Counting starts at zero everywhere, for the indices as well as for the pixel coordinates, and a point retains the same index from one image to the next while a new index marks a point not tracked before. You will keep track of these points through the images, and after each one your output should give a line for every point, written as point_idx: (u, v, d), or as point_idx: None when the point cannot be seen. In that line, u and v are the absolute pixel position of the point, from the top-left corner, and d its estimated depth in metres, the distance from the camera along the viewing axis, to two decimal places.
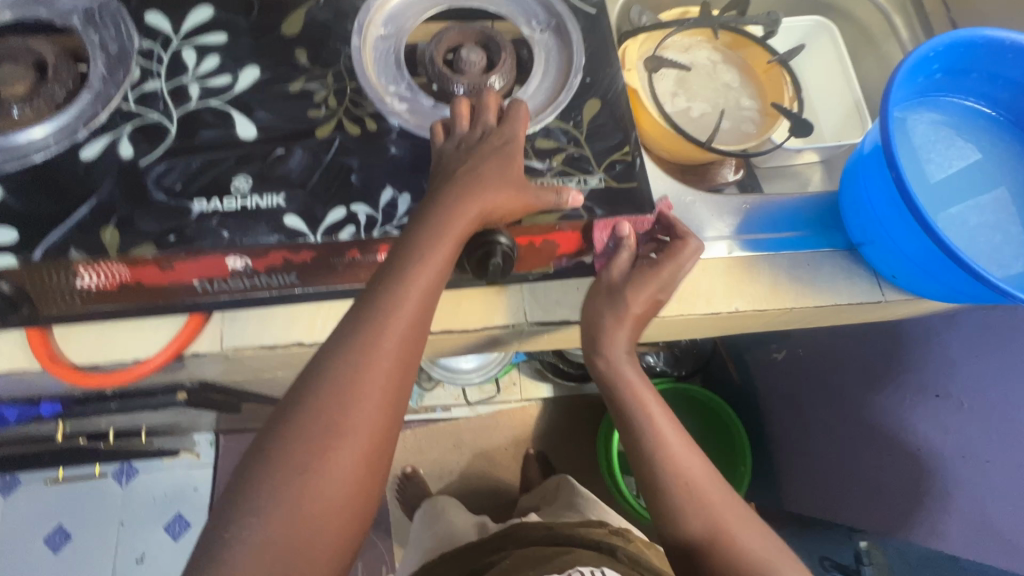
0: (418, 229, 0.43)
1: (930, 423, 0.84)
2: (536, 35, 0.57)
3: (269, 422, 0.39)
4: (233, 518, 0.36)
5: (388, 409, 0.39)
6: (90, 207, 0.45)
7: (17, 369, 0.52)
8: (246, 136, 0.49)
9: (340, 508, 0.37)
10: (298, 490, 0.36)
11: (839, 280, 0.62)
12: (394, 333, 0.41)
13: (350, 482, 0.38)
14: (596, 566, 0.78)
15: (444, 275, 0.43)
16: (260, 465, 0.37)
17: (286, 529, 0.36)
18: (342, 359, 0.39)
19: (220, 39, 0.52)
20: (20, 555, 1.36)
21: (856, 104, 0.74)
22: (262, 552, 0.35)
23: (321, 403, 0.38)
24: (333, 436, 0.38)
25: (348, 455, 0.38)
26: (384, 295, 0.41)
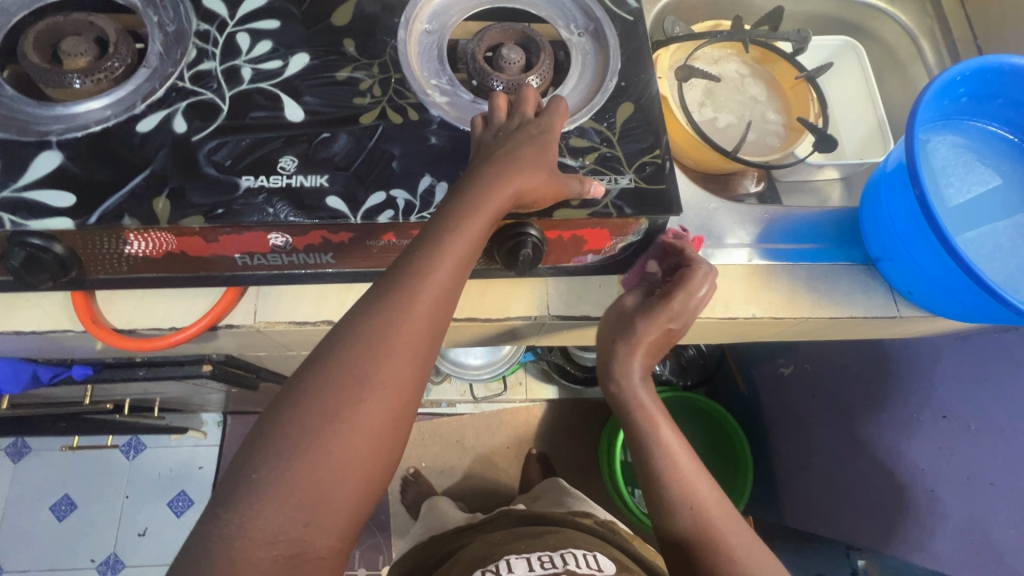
0: (454, 204, 0.44)
1: (937, 443, 0.85)
2: (574, 38, 0.59)
3: (300, 370, 0.40)
4: (260, 459, 0.36)
5: (416, 374, 0.40)
6: (145, 177, 0.47)
7: (61, 330, 0.55)
8: (293, 119, 0.51)
9: (358, 463, 0.37)
10: (325, 438, 0.37)
11: (856, 294, 0.63)
12: (427, 298, 0.41)
13: (373, 437, 0.38)
14: (588, 550, 0.85)
15: (476, 250, 0.44)
16: (288, 408, 0.38)
17: (308, 475, 0.36)
18: (375, 316, 0.40)
19: (272, 26, 0.55)
20: (25, 520, 1.39)
21: (879, 122, 0.75)
22: (285, 494, 0.36)
23: (354, 358, 0.39)
24: (362, 389, 0.38)
25: (375, 411, 0.38)
26: (419, 259, 0.42)
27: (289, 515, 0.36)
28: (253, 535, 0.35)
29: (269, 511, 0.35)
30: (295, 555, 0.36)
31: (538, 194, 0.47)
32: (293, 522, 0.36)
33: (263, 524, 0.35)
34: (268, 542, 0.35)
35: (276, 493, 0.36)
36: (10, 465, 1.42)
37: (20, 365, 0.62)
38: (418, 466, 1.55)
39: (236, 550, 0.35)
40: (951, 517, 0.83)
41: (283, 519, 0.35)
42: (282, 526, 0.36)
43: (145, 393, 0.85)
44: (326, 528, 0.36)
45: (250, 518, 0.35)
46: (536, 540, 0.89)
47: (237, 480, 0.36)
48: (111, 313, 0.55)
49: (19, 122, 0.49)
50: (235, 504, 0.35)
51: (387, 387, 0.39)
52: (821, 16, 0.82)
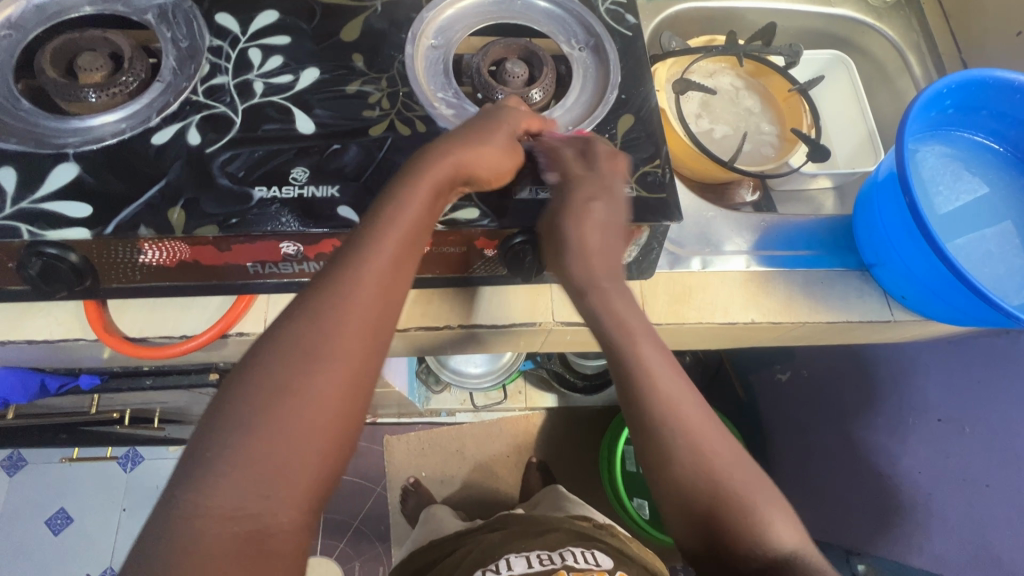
0: (401, 181, 0.46)
1: (933, 445, 0.87)
2: (575, 52, 0.61)
3: (253, 350, 0.41)
4: (213, 437, 0.37)
5: (368, 343, 0.41)
6: (160, 188, 0.48)
7: (72, 339, 0.55)
8: (304, 131, 0.52)
9: (314, 433, 0.38)
10: (277, 411, 0.38)
11: (852, 298, 0.65)
12: (376, 272, 0.42)
13: (327, 407, 0.39)
14: (585, 548, 0.89)
15: (423, 222, 0.45)
16: (242, 385, 0.39)
17: (265, 448, 0.37)
18: (323, 290, 0.41)
19: (283, 41, 0.56)
20: (19, 535, 1.37)
21: (868, 133, 0.78)
22: (243, 468, 0.36)
23: (302, 333, 0.40)
24: (312, 361, 0.39)
25: (327, 383, 0.39)
26: (367, 237, 0.43)
27: (247, 489, 0.36)
28: (214, 511, 0.35)
29: (227, 486, 0.36)
30: (256, 532, 0.36)
31: (490, 170, 0.49)
32: (251, 497, 0.36)
33: (222, 501, 0.36)
34: (229, 518, 0.36)
35: (233, 469, 0.36)
36: (5, 479, 1.41)
37: (26, 375, 0.63)
38: (418, 475, 1.55)
39: (197, 528, 0.35)
40: (949, 518, 0.84)
41: (241, 494, 0.36)
42: (242, 502, 0.36)
43: (148, 403, 0.85)
44: (285, 502, 0.37)
45: (207, 495, 0.36)
46: (534, 537, 0.93)
47: (193, 463, 0.37)
48: (123, 322, 0.56)
49: (37, 135, 0.50)
50: (190, 486, 0.36)
51: (339, 357, 0.40)
52: (811, 31, 0.84)
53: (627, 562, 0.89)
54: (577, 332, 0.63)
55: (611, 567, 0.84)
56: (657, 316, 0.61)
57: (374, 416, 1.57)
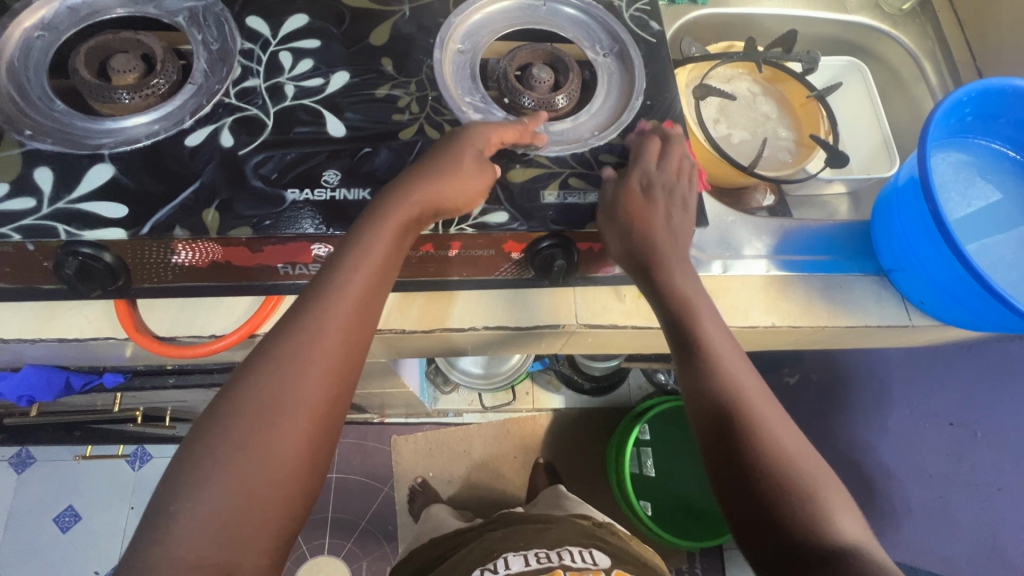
0: (362, 228, 0.47)
1: (944, 449, 0.92)
2: (599, 58, 0.61)
3: (215, 402, 0.43)
4: (180, 489, 0.39)
5: (330, 390, 0.44)
6: (194, 190, 0.49)
7: (102, 338, 0.56)
8: (335, 134, 0.53)
9: (280, 479, 0.41)
10: (243, 461, 0.40)
11: (870, 303, 0.66)
12: (335, 323, 0.45)
13: (291, 453, 0.42)
14: (584, 547, 0.89)
15: (385, 271, 0.48)
16: (208, 436, 0.41)
17: (227, 498, 0.39)
18: (286, 343, 0.44)
19: (313, 45, 0.57)
20: (27, 532, 1.37)
21: (883, 140, 0.79)
22: (209, 519, 0.39)
23: (265, 385, 0.43)
24: (276, 412, 0.42)
25: (290, 431, 0.42)
26: (327, 290, 0.46)
27: (214, 537, 0.38)
28: (180, 559, 0.37)
29: (198, 534, 0.38)
30: None
31: (457, 201, 0.49)
32: (217, 544, 0.38)
33: (188, 550, 0.38)
34: (195, 566, 0.38)
35: (199, 519, 0.38)
36: (14, 476, 1.41)
37: (51, 373, 0.62)
38: (426, 475, 1.55)
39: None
40: (961, 523, 0.91)
41: (207, 542, 0.38)
42: (211, 549, 0.38)
43: (166, 402, 0.85)
44: (251, 547, 0.39)
45: (174, 545, 0.38)
46: (535, 535, 0.94)
47: (162, 513, 0.39)
48: (152, 322, 0.56)
49: (71, 135, 0.51)
50: (159, 535, 0.38)
51: (297, 408, 0.42)
52: (827, 37, 0.85)
53: (626, 560, 0.89)
54: (599, 334, 0.64)
55: (608, 566, 0.85)
56: None
57: (382, 416, 1.57)
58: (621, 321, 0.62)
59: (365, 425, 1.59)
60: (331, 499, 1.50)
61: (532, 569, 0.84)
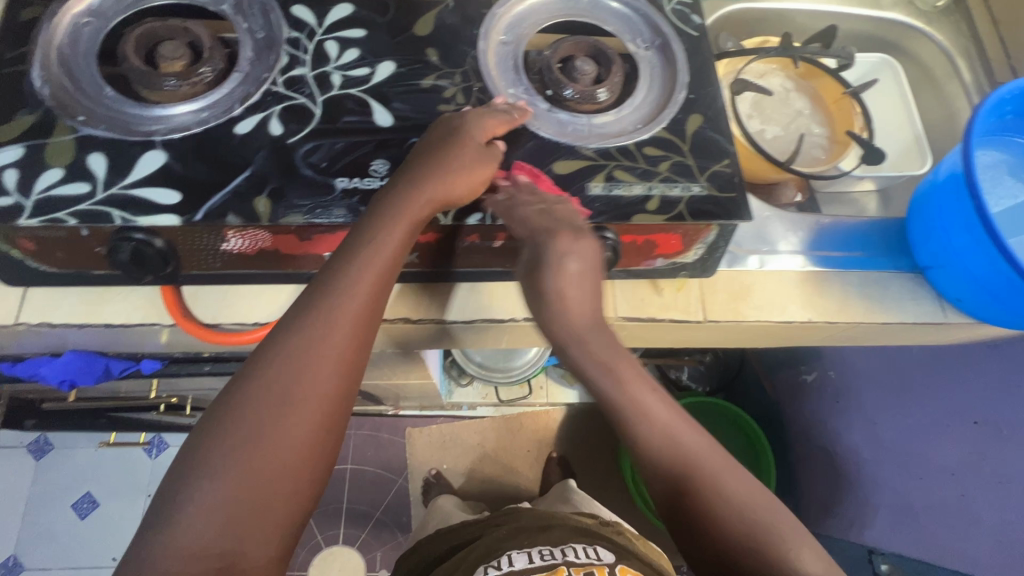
0: (370, 223, 0.48)
1: (967, 447, 0.92)
2: (641, 51, 0.61)
3: (224, 393, 0.43)
4: (189, 480, 0.40)
5: (339, 385, 0.44)
6: (245, 177, 0.49)
7: (149, 324, 0.56)
8: (383, 123, 0.53)
9: (287, 473, 0.41)
10: (250, 454, 0.41)
11: (905, 300, 0.66)
12: (342, 321, 0.45)
13: (300, 445, 0.42)
14: (588, 545, 0.89)
15: (394, 263, 0.48)
16: (218, 428, 0.42)
17: (233, 491, 0.40)
18: (297, 336, 0.44)
19: (359, 34, 0.57)
20: (45, 518, 1.38)
21: (916, 137, 0.79)
22: (215, 510, 0.39)
23: (275, 378, 0.43)
24: (286, 404, 0.42)
25: (299, 424, 0.42)
26: (335, 287, 0.46)
27: (220, 527, 0.39)
28: (186, 548, 0.38)
29: (202, 523, 0.39)
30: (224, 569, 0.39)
31: (463, 191, 0.50)
32: (224, 535, 0.39)
33: (194, 540, 0.38)
34: (200, 555, 0.38)
35: (208, 510, 0.39)
36: (33, 462, 1.42)
37: (93, 359, 0.63)
38: (440, 468, 1.56)
39: (172, 563, 0.38)
40: (983, 520, 0.89)
41: (214, 531, 0.39)
42: (213, 539, 0.39)
43: (196, 390, 0.86)
44: (257, 538, 0.40)
45: (181, 534, 0.38)
46: (538, 534, 0.92)
47: (170, 501, 0.39)
48: (196, 308, 0.57)
49: (122, 122, 0.51)
50: (167, 524, 0.39)
51: (305, 402, 0.43)
52: (859, 33, 0.85)
53: (627, 557, 0.88)
54: (636, 328, 0.64)
55: (612, 563, 0.84)
56: (715, 313, 0.63)
57: (396, 409, 1.58)
58: (659, 314, 0.62)
59: (379, 417, 1.60)
60: (346, 490, 1.51)
61: (535, 567, 0.83)
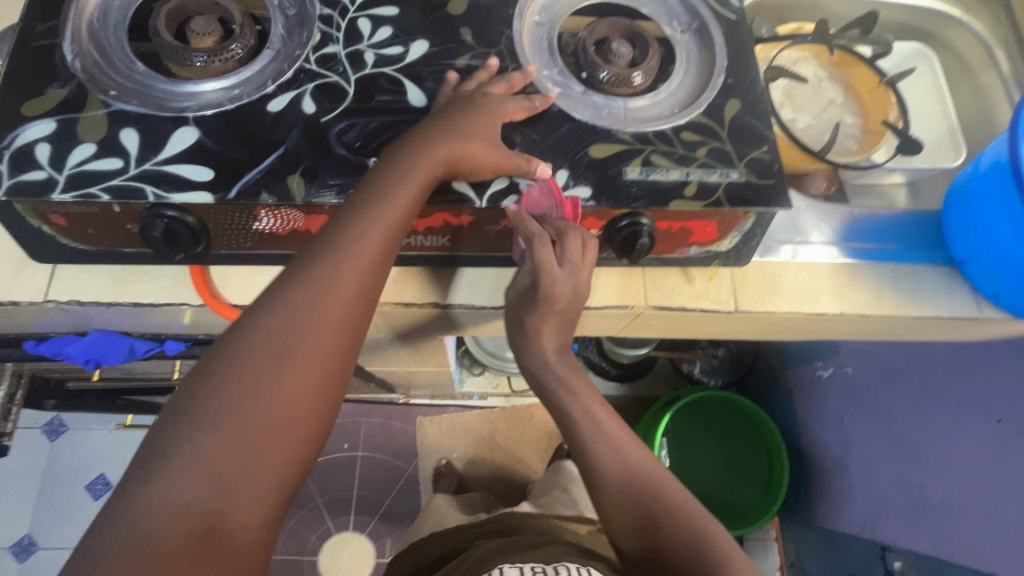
0: (387, 175, 0.45)
1: (990, 448, 0.84)
2: (678, 35, 0.60)
3: (221, 339, 0.39)
4: (177, 429, 0.35)
5: (347, 336, 0.40)
6: (279, 156, 0.48)
7: (176, 304, 0.56)
8: (416, 103, 0.52)
9: (287, 428, 0.37)
10: (247, 404, 0.36)
11: (940, 294, 0.65)
12: (355, 269, 0.41)
13: (302, 398, 0.38)
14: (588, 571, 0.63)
15: (410, 213, 0.45)
16: (211, 374, 0.37)
17: (226, 444, 0.35)
18: (303, 280, 0.40)
19: (392, 12, 0.56)
20: (59, 498, 1.39)
21: (951, 128, 0.77)
22: (205, 464, 0.35)
23: (277, 323, 0.39)
24: (290, 352, 0.38)
25: (302, 375, 0.38)
26: (346, 232, 0.42)
27: (209, 484, 0.34)
28: (169, 505, 0.33)
29: (186, 477, 0.34)
30: (208, 532, 0.34)
31: (481, 160, 0.48)
32: (212, 492, 0.34)
33: (178, 496, 0.34)
34: (184, 514, 0.33)
35: (196, 463, 0.35)
36: (46, 444, 1.43)
37: (117, 338, 0.63)
38: (450, 457, 1.56)
39: (148, 522, 0.33)
40: (1005, 523, 0.81)
41: (201, 488, 0.34)
42: (200, 497, 0.34)
43: None
44: (249, 499, 0.35)
45: (164, 489, 0.34)
46: (528, 547, 0.70)
47: (153, 453, 0.35)
48: (225, 290, 0.56)
49: (153, 97, 0.50)
50: (146, 476, 0.34)
51: (310, 351, 0.39)
52: (894, 22, 0.83)
53: None
54: (665, 317, 0.63)
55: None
56: (746, 304, 0.62)
57: (407, 397, 1.58)
58: (689, 303, 0.61)
59: (390, 406, 1.60)
60: (357, 477, 1.51)
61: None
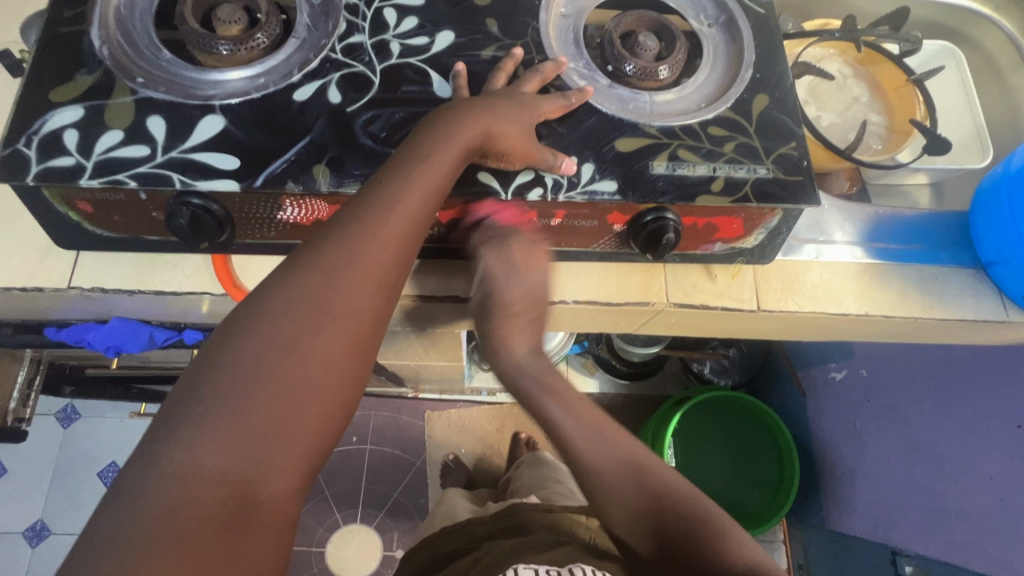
0: (421, 144, 0.43)
1: (1009, 453, 0.82)
2: (705, 28, 0.59)
3: (250, 298, 0.37)
4: (206, 392, 0.33)
5: (383, 300, 0.38)
6: (304, 145, 0.48)
7: (198, 293, 0.56)
8: (442, 94, 0.51)
9: (321, 395, 0.35)
10: (280, 368, 0.34)
11: (965, 297, 0.64)
12: (392, 232, 0.39)
13: (337, 364, 0.36)
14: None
15: (445, 180, 0.43)
16: (241, 336, 0.35)
17: (259, 409, 0.33)
18: (338, 239, 0.38)
19: (418, 3, 0.55)
20: (71, 484, 1.41)
21: (978, 128, 0.76)
22: (236, 430, 0.33)
23: (311, 283, 0.36)
24: (325, 315, 0.36)
25: (337, 339, 0.36)
26: (382, 194, 0.40)
27: (241, 452, 0.32)
28: (199, 473, 0.31)
29: (215, 445, 0.32)
30: (240, 501, 0.32)
31: (512, 145, 0.47)
32: (244, 461, 0.32)
33: (209, 463, 0.32)
34: (215, 482, 0.31)
35: (227, 429, 0.32)
36: (60, 430, 1.44)
37: (137, 327, 0.63)
38: (457, 452, 1.56)
39: (176, 490, 0.31)
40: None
41: (233, 455, 0.32)
42: (231, 464, 0.32)
43: None
44: (281, 468, 0.33)
45: (194, 455, 0.32)
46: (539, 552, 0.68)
47: (179, 416, 0.32)
48: (247, 280, 0.56)
49: (180, 85, 0.50)
50: (174, 441, 0.32)
51: (346, 314, 0.36)
52: (920, 20, 0.82)
53: None
54: (686, 315, 0.62)
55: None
56: (768, 303, 0.61)
57: (416, 391, 1.58)
58: (711, 301, 0.60)
59: (399, 399, 1.60)
60: (365, 470, 1.51)
61: None
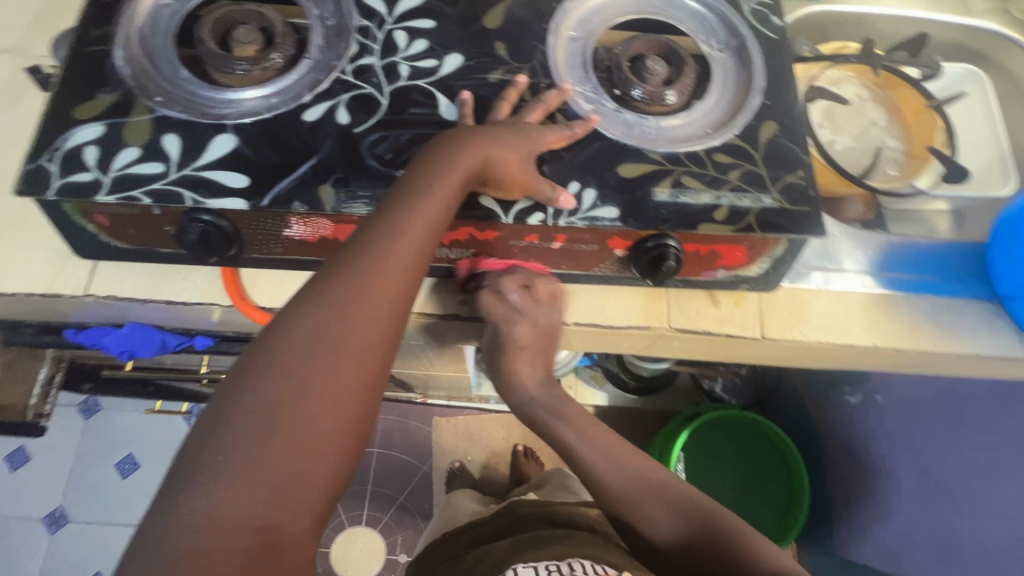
0: (422, 176, 0.44)
1: None
2: (715, 53, 0.59)
3: (256, 341, 0.37)
4: (220, 440, 0.34)
5: (388, 338, 0.39)
6: (312, 165, 0.49)
7: (208, 304, 0.58)
8: (448, 116, 0.52)
9: (334, 436, 0.36)
10: (292, 414, 0.35)
11: (981, 331, 0.62)
12: (397, 269, 0.40)
13: (347, 404, 0.36)
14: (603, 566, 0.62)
15: (446, 213, 0.44)
16: (249, 382, 0.35)
17: (274, 455, 0.34)
18: (344, 279, 0.38)
19: (428, 25, 0.56)
20: (89, 474, 1.45)
21: (1002, 155, 0.74)
22: (254, 478, 0.33)
23: (319, 326, 0.37)
24: (333, 356, 0.36)
25: (346, 379, 0.36)
26: (388, 231, 0.41)
27: (260, 498, 0.33)
28: (219, 522, 0.32)
29: (234, 493, 0.33)
30: (265, 546, 0.33)
31: (513, 172, 0.47)
32: (264, 506, 0.33)
33: (229, 513, 0.33)
34: (237, 530, 0.33)
35: (245, 477, 0.33)
36: (81, 421, 1.49)
37: (149, 333, 0.64)
38: (463, 459, 1.57)
39: (200, 540, 0.32)
40: None
41: (253, 503, 0.33)
42: (254, 511, 0.33)
43: None
44: (301, 510, 0.35)
45: (214, 505, 0.32)
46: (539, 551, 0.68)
47: (194, 466, 0.33)
48: (254, 291, 0.58)
49: (196, 104, 0.52)
50: (193, 492, 0.33)
51: (354, 355, 0.37)
52: (944, 42, 0.80)
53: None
54: (689, 340, 0.62)
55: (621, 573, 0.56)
56: (773, 330, 0.60)
57: (425, 397, 1.59)
58: (713, 327, 0.60)
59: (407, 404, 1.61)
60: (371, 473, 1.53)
61: None
